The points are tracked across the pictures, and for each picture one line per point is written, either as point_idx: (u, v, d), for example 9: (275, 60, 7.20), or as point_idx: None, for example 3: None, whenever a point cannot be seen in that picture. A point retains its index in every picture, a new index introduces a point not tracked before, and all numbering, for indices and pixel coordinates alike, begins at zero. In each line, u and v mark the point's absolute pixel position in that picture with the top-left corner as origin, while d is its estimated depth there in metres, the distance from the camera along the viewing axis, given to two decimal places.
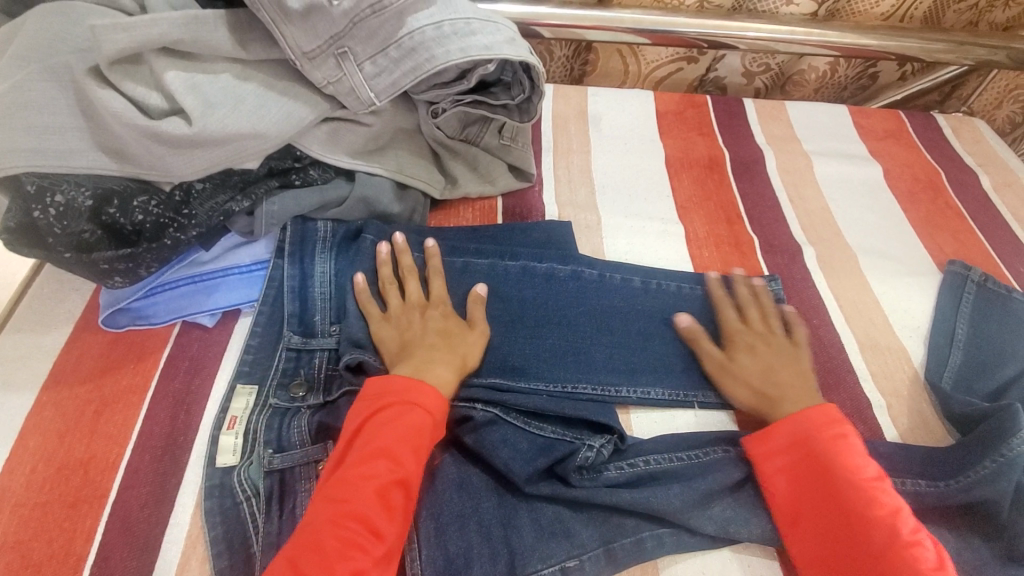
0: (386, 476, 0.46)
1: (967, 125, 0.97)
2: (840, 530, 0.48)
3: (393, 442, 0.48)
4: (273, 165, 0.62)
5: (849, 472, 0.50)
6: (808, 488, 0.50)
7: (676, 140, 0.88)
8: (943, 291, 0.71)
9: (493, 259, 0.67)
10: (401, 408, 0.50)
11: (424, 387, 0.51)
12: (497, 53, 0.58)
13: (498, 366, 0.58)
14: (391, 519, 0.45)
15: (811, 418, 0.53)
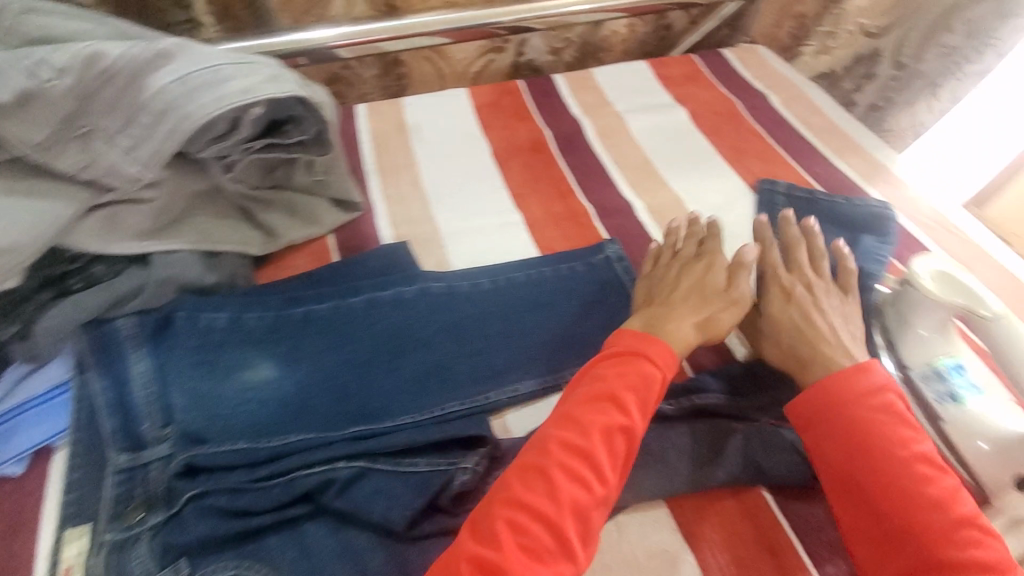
0: (615, 420, 0.48)
1: (752, 53, 1.06)
2: (896, 510, 0.46)
3: (619, 389, 0.50)
4: (44, 274, 0.56)
5: (887, 431, 0.48)
6: (857, 466, 0.48)
7: (498, 130, 0.88)
8: (759, 209, 0.77)
9: (334, 302, 0.63)
10: (638, 360, 0.52)
11: (653, 341, 0.54)
12: (257, 94, 0.56)
13: (359, 414, 0.55)
14: (608, 466, 0.47)
15: (845, 382, 0.51)
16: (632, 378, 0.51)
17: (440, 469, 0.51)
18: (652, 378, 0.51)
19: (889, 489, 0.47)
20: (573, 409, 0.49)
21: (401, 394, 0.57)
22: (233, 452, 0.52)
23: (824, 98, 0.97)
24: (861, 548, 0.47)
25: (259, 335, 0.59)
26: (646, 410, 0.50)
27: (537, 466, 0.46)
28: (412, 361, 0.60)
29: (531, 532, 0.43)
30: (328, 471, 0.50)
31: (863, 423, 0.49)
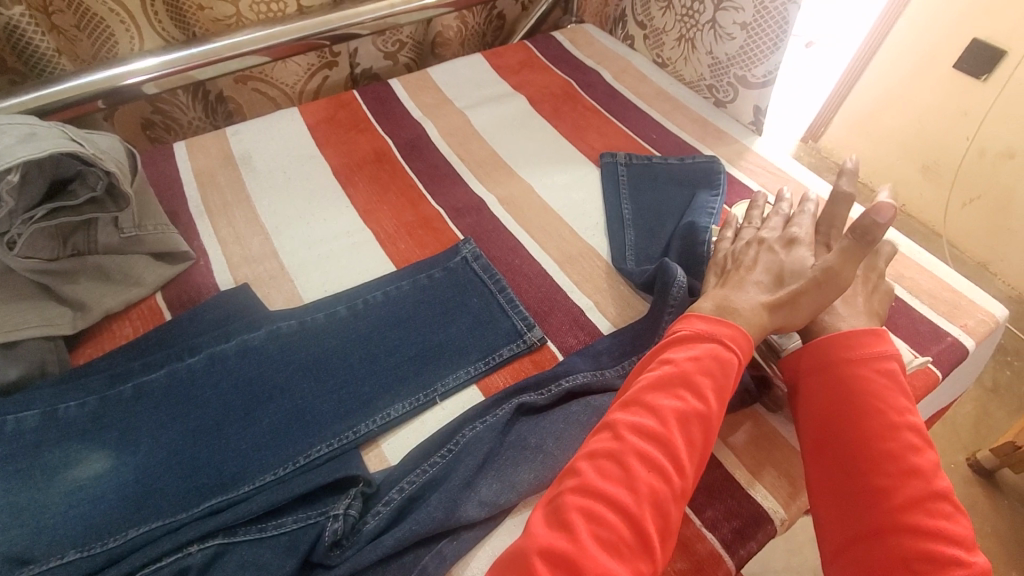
0: (690, 406, 0.47)
1: (580, 32, 1.10)
2: (863, 464, 0.47)
3: (699, 372, 0.49)
4: None
5: (875, 396, 0.49)
6: (832, 422, 0.50)
7: (337, 146, 0.84)
8: (605, 183, 0.80)
9: (169, 367, 0.57)
10: (708, 344, 0.51)
11: (734, 329, 0.52)
12: (10, 159, 0.48)
13: (213, 485, 0.50)
14: (686, 454, 0.46)
15: (865, 344, 0.52)
16: (706, 363, 0.49)
17: (310, 522, 0.48)
18: (729, 359, 0.50)
19: (867, 451, 0.47)
20: (641, 395, 0.48)
21: (259, 451, 0.52)
22: (62, 567, 0.45)
23: (651, 66, 1.03)
24: (825, 505, 0.48)
25: (82, 425, 0.52)
26: (724, 395, 0.49)
27: (611, 453, 0.45)
28: (268, 412, 0.55)
29: (607, 524, 0.41)
30: (179, 559, 0.45)
31: (873, 376, 0.50)
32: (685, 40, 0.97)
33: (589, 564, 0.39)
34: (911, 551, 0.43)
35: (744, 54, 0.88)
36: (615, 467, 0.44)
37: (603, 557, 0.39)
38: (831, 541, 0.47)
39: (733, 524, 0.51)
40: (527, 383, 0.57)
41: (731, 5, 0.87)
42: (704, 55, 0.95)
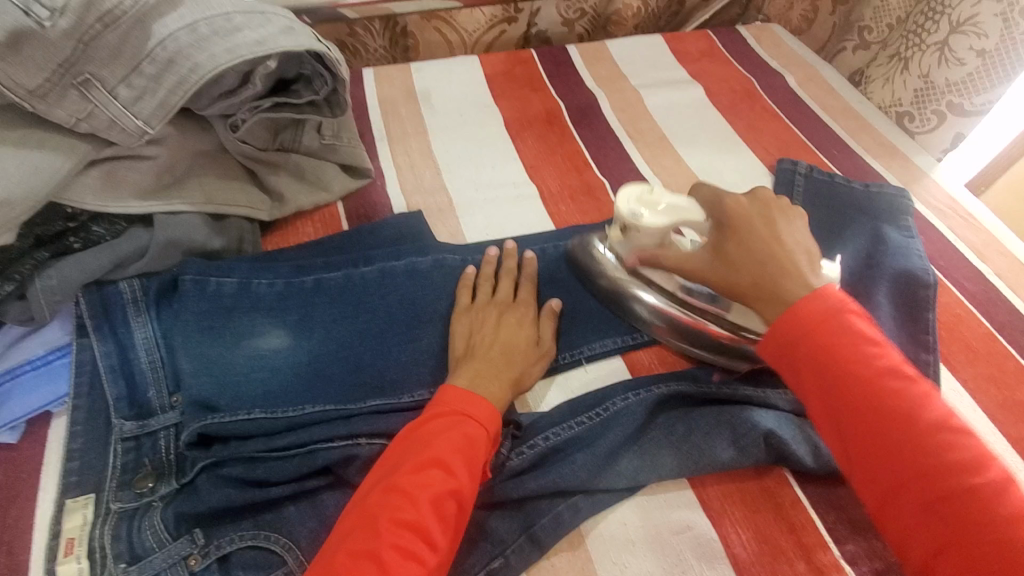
0: (442, 486, 0.42)
1: (767, 31, 1.04)
2: (897, 448, 0.40)
3: (446, 452, 0.44)
4: (38, 232, 0.51)
5: (865, 368, 0.42)
6: (834, 398, 0.42)
7: (511, 100, 0.85)
8: (778, 188, 0.76)
9: (347, 270, 0.60)
10: (469, 422, 0.46)
11: (472, 424, 0.46)
12: (273, 47, 0.52)
13: (375, 386, 0.54)
14: (444, 530, 0.42)
15: (807, 305, 0.44)
16: (467, 437, 0.46)
17: None
18: (477, 437, 0.46)
19: (893, 428, 0.40)
20: (443, 439, 0.45)
21: (418, 367, 0.56)
22: (245, 421, 0.50)
23: (840, 80, 0.97)
24: (865, 490, 0.41)
25: (269, 302, 0.57)
26: (476, 472, 0.45)
27: (445, 481, 0.43)
28: (428, 332, 0.58)
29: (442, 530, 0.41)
30: (349, 446, 0.49)
31: (843, 366, 0.42)
32: (898, 59, 0.96)
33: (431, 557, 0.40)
34: (966, 519, 0.37)
35: (970, 80, 0.87)
36: (449, 503, 0.42)
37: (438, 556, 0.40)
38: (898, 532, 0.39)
39: (875, 565, 0.48)
40: (682, 375, 0.57)
41: (972, 31, 0.86)
42: (914, 77, 0.94)
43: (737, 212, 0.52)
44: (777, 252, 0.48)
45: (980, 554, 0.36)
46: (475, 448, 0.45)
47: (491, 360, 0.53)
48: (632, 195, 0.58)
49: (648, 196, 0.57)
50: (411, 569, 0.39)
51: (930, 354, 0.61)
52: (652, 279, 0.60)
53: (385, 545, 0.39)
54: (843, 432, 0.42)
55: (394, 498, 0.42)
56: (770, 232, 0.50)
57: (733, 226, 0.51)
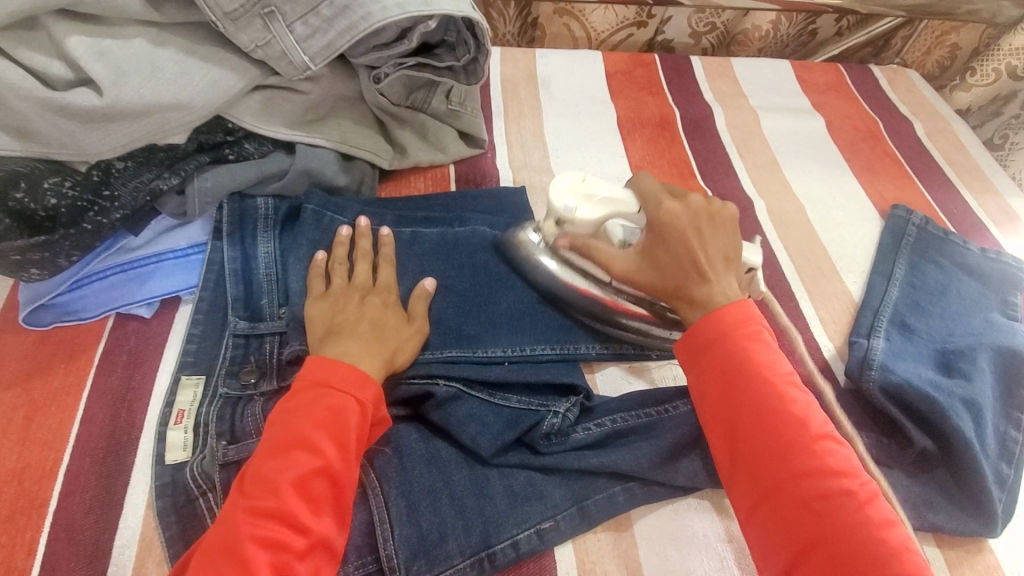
0: (305, 466, 0.43)
1: (902, 75, 1.00)
2: (774, 446, 0.44)
3: (309, 429, 0.45)
4: (202, 139, 0.57)
5: (765, 371, 0.47)
6: (735, 392, 0.47)
7: (627, 99, 0.86)
8: (885, 234, 0.74)
9: (442, 228, 0.64)
10: (335, 395, 0.47)
11: (333, 397, 0.47)
12: (438, 8, 0.55)
13: (452, 336, 0.57)
14: (313, 510, 0.42)
15: (715, 317, 0.50)
16: (334, 410, 0.46)
17: (532, 408, 0.54)
18: (346, 412, 0.46)
19: (779, 429, 0.45)
20: (306, 419, 0.45)
21: (494, 328, 0.58)
22: None
23: (971, 136, 0.92)
24: (746, 491, 0.44)
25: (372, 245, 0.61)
26: (347, 446, 0.45)
27: (309, 463, 0.43)
28: (508, 296, 0.60)
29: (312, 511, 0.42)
30: (429, 385, 0.54)
31: (746, 369, 0.47)
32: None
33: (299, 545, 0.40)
34: (832, 516, 0.41)
35: None
36: (316, 481, 0.43)
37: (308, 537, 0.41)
38: (762, 530, 0.43)
39: None
40: None
41: None
42: None
43: (670, 219, 0.55)
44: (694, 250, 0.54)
45: (837, 547, 0.40)
46: (344, 421, 0.46)
47: (361, 335, 0.51)
48: (564, 186, 0.59)
49: (580, 186, 0.59)
50: (274, 555, 0.39)
51: (1020, 433, 0.59)
52: (577, 264, 0.60)
53: (246, 537, 0.39)
54: (734, 434, 0.46)
55: (255, 487, 0.42)
56: (693, 237, 0.55)
57: (665, 239, 0.55)
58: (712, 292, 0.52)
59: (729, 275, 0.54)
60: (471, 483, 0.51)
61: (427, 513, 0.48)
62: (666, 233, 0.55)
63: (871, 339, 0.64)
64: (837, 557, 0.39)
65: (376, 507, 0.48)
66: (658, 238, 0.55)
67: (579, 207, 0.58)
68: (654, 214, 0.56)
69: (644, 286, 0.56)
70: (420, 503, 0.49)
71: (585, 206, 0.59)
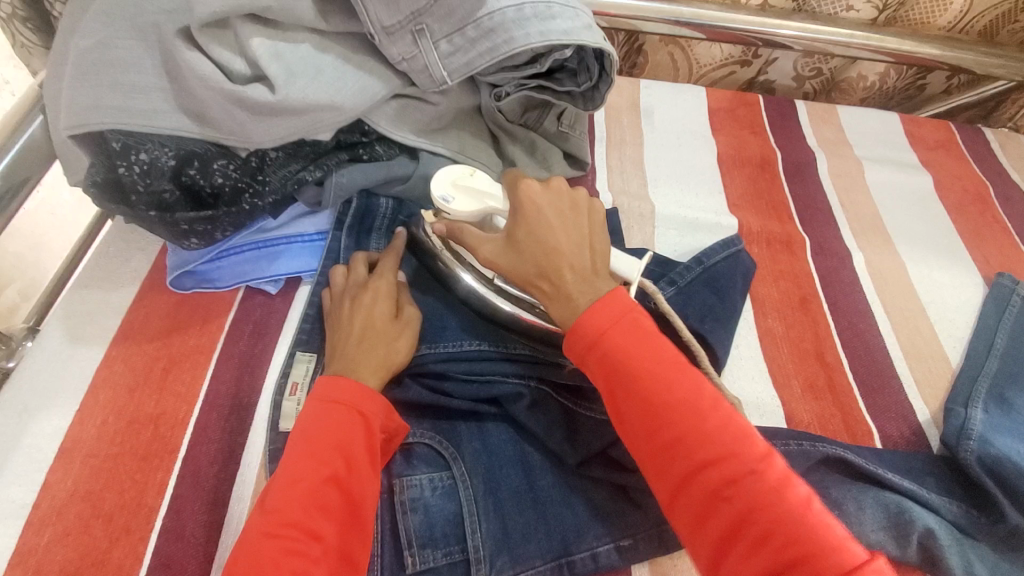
0: (316, 478, 0.44)
1: (1016, 140, 0.97)
2: (675, 439, 0.44)
3: (317, 443, 0.46)
4: (342, 138, 0.63)
5: (652, 364, 0.47)
6: (624, 393, 0.47)
7: (729, 137, 0.87)
8: (989, 302, 0.72)
9: None
10: (339, 411, 0.48)
11: (335, 411, 0.48)
12: (575, 38, 0.59)
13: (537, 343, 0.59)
14: (327, 518, 0.43)
15: (593, 315, 0.49)
16: (339, 424, 0.47)
17: (614, 421, 0.55)
18: (352, 425, 0.47)
19: (675, 428, 0.45)
20: (311, 431, 0.47)
21: None
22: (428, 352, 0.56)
23: None
24: (660, 488, 0.45)
25: None
26: (355, 458, 0.46)
27: (317, 475, 0.44)
28: None
29: (324, 518, 0.43)
30: (520, 386, 0.55)
31: (632, 364, 0.47)
32: None
33: (314, 554, 0.41)
34: (749, 502, 0.41)
35: None
36: (327, 492, 0.44)
37: (319, 544, 0.42)
38: (685, 527, 0.43)
39: None
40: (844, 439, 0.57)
41: None
42: None
43: (530, 200, 0.54)
44: (560, 233, 0.53)
45: (756, 527, 0.41)
46: (351, 436, 0.47)
47: (350, 354, 0.52)
48: (449, 176, 0.60)
49: (465, 179, 0.59)
50: (295, 565, 0.40)
51: None
52: (474, 269, 0.59)
53: (264, 548, 0.41)
54: (637, 439, 0.46)
55: (271, 501, 0.43)
56: (559, 220, 0.54)
57: (525, 220, 0.54)
58: (575, 280, 0.51)
59: (592, 249, 0.54)
60: (555, 490, 0.53)
61: (512, 514, 0.50)
62: (526, 214, 0.54)
63: (969, 409, 0.62)
64: (758, 536, 0.41)
65: (465, 499, 0.50)
66: (519, 224, 0.53)
67: (455, 197, 0.58)
68: (515, 200, 0.55)
69: (512, 276, 0.54)
70: (506, 502, 0.51)
71: (461, 198, 0.58)
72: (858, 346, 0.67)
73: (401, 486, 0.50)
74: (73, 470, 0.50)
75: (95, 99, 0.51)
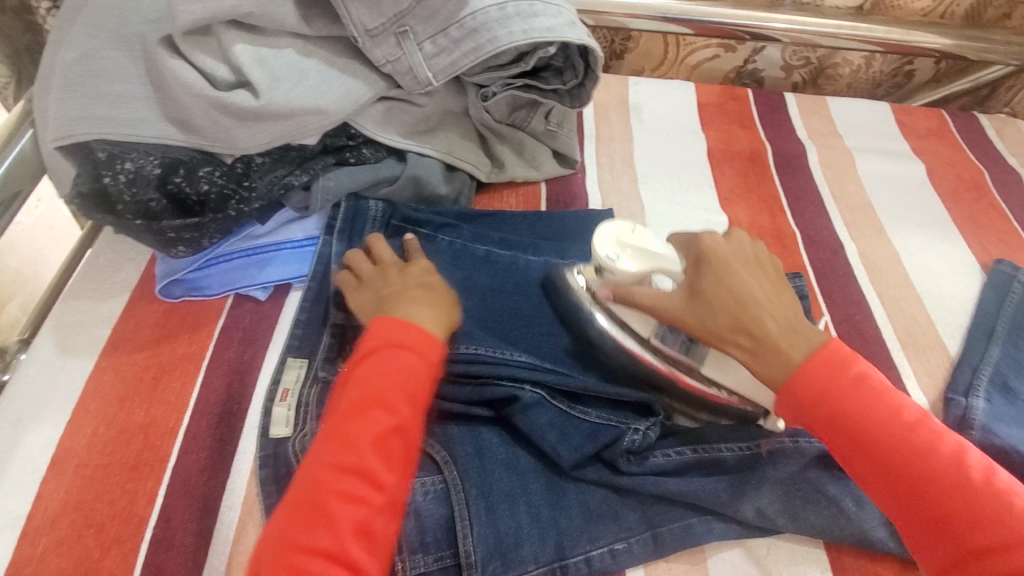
0: (383, 424, 0.47)
1: (1011, 126, 0.96)
2: (923, 487, 0.44)
3: (386, 389, 0.49)
4: (328, 142, 0.62)
5: (882, 415, 0.46)
6: (877, 447, 0.46)
7: (719, 131, 0.87)
8: (987, 290, 0.71)
9: (517, 252, 0.65)
10: (403, 356, 0.50)
11: (401, 355, 0.50)
12: (559, 35, 0.59)
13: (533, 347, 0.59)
14: (389, 467, 0.46)
15: (808, 375, 0.48)
16: (402, 367, 0.50)
17: (611, 423, 0.55)
18: (416, 369, 0.50)
19: (915, 479, 0.45)
20: (380, 378, 0.49)
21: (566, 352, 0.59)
22: None
23: None
24: (915, 531, 0.45)
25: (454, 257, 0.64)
26: (418, 402, 0.50)
27: (384, 423, 0.47)
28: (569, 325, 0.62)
29: (387, 463, 0.46)
30: (515, 389, 0.54)
31: (878, 417, 0.46)
32: None
33: (379, 502, 0.45)
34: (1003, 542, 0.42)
35: None
36: (392, 440, 0.47)
37: (375, 492, 0.45)
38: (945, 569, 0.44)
39: None
40: None
41: None
42: None
43: (715, 255, 0.52)
44: (751, 288, 0.51)
45: None
46: (413, 383, 0.50)
47: (414, 300, 0.55)
48: (611, 234, 0.55)
49: (628, 237, 0.54)
50: (350, 516, 0.44)
51: None
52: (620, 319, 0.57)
53: (332, 492, 0.44)
54: (875, 488, 0.46)
55: (339, 441, 0.47)
56: (740, 271, 0.52)
57: (712, 274, 0.52)
58: (773, 322, 0.50)
59: (792, 312, 0.51)
60: (547, 493, 0.52)
61: (504, 517, 0.50)
62: (714, 268, 0.52)
63: (969, 398, 0.61)
64: None
65: (456, 503, 0.50)
66: (706, 277, 0.52)
67: (622, 257, 0.54)
68: (700, 254, 0.53)
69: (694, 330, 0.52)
70: (499, 505, 0.50)
71: (628, 260, 0.53)
72: (855, 338, 0.67)
73: None
74: (64, 481, 0.49)
75: (80, 109, 0.51)
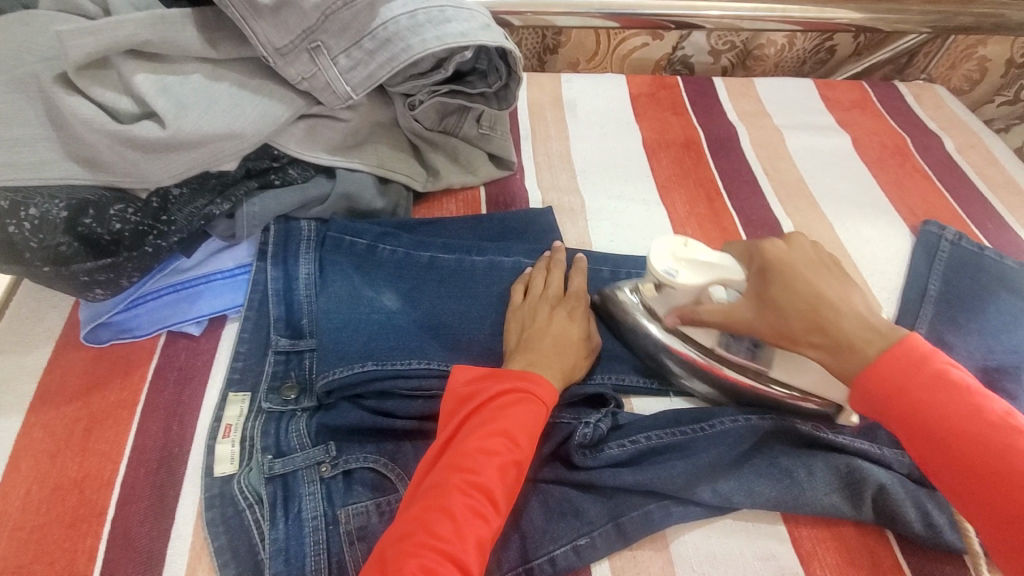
0: (507, 455, 0.45)
1: (929, 92, 1.00)
2: (986, 456, 0.40)
3: (514, 424, 0.47)
4: (250, 166, 0.60)
5: (932, 376, 0.43)
6: (923, 412, 0.42)
7: (652, 121, 0.88)
8: (918, 251, 0.73)
9: (460, 255, 0.64)
10: (525, 395, 0.49)
11: (529, 405, 0.49)
12: (474, 39, 0.59)
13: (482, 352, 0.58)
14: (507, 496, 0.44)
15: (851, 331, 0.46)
16: (530, 407, 0.49)
17: (564, 422, 0.56)
18: (537, 410, 0.49)
19: (971, 449, 0.41)
20: (493, 411, 0.48)
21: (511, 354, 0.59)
22: (360, 372, 0.54)
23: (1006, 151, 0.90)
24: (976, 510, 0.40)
25: (393, 268, 0.62)
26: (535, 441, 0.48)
27: (511, 455, 0.45)
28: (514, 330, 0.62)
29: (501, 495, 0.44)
30: None
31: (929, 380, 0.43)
32: None
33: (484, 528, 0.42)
34: None
35: None
36: (512, 471, 0.45)
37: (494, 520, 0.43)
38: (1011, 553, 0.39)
39: None
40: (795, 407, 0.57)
41: None
42: None
43: (782, 260, 0.50)
44: (827, 290, 0.48)
45: None
46: (538, 424, 0.48)
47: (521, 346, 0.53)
48: (664, 249, 0.55)
49: (683, 250, 0.54)
50: (478, 526, 0.42)
51: None
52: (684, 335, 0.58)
53: (454, 508, 0.42)
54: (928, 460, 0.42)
55: (465, 461, 0.45)
56: (815, 276, 0.49)
57: (783, 279, 0.49)
58: (857, 324, 0.46)
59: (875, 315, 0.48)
60: None
61: None
62: (783, 272, 0.50)
63: None
64: None
65: None
66: (776, 284, 0.49)
67: (681, 271, 0.53)
68: (763, 260, 0.51)
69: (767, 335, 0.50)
70: None
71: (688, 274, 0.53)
72: None
73: (346, 515, 0.49)
74: None
75: None
